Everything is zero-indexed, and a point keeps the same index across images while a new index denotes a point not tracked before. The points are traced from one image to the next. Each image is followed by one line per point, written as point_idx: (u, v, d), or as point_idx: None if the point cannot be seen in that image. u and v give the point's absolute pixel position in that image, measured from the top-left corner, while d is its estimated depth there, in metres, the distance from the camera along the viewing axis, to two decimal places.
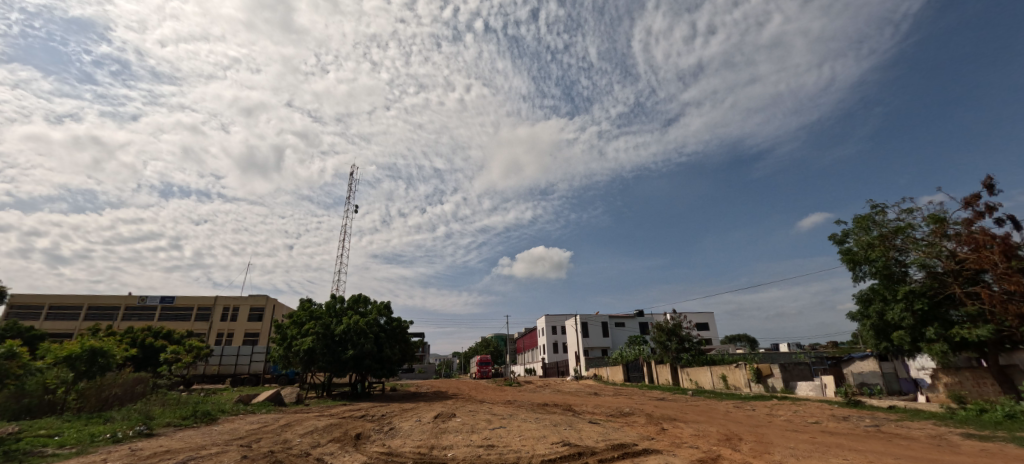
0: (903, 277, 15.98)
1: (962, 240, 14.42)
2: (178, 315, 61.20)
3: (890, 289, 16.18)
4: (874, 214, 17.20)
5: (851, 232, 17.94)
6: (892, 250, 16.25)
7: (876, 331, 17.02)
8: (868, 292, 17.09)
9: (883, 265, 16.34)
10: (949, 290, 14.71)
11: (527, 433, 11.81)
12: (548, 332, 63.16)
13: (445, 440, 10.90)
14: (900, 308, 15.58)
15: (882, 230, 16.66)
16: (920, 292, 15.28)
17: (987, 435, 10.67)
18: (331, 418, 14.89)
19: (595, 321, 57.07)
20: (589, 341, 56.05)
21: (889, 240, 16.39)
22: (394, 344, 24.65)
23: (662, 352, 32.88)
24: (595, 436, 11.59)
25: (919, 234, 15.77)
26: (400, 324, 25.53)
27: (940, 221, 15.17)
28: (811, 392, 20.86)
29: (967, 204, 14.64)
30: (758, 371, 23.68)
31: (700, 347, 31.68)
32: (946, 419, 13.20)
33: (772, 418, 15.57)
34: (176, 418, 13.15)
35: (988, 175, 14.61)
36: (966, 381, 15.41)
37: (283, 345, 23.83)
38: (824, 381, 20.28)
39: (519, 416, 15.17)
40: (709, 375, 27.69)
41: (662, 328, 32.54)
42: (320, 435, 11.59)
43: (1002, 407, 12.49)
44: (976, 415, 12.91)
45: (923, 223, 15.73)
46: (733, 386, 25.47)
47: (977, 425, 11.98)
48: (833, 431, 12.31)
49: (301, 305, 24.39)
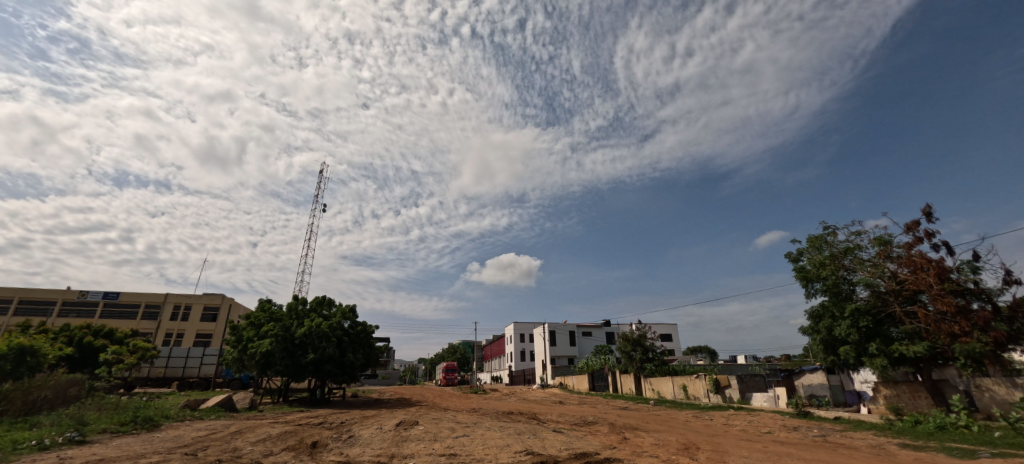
0: (850, 295, 16.93)
1: (903, 262, 15.48)
2: (123, 312, 57.40)
3: (838, 306, 17.07)
4: (826, 234, 18.19)
5: (805, 250, 18.90)
6: (842, 269, 17.22)
7: (825, 345, 17.87)
8: (819, 309, 17.92)
9: (832, 283, 17.27)
10: (890, 309, 15.72)
11: (490, 442, 11.75)
12: (516, 340, 63.07)
13: (407, 448, 10.67)
14: (847, 325, 16.45)
15: (833, 250, 17.64)
16: (865, 310, 16.23)
17: (920, 445, 11.43)
18: (285, 425, 14.27)
19: (564, 330, 57.60)
20: (557, 349, 56.44)
21: (840, 260, 17.37)
22: (358, 349, 24.03)
23: (627, 361, 33.45)
24: (558, 446, 11.61)
25: (866, 255, 16.80)
26: (366, 328, 24.95)
27: (884, 243, 16.22)
28: (765, 403, 21.77)
29: (908, 230, 15.73)
30: (717, 382, 24.46)
31: (663, 358, 32.50)
32: (885, 429, 14.06)
33: (728, 427, 16.16)
34: (114, 423, 12.30)
35: (927, 203, 15.75)
36: (903, 394, 16.34)
37: (237, 348, 22.72)
38: (777, 392, 21.21)
39: (483, 424, 15.15)
40: (671, 385, 28.33)
41: (627, 338, 33.10)
42: (274, 443, 11.08)
43: (935, 419, 13.39)
44: (911, 426, 13.82)
45: (869, 245, 16.76)
46: (693, 396, 26.17)
47: (913, 435, 12.81)
48: (783, 441, 12.88)
49: (260, 306, 23.42)
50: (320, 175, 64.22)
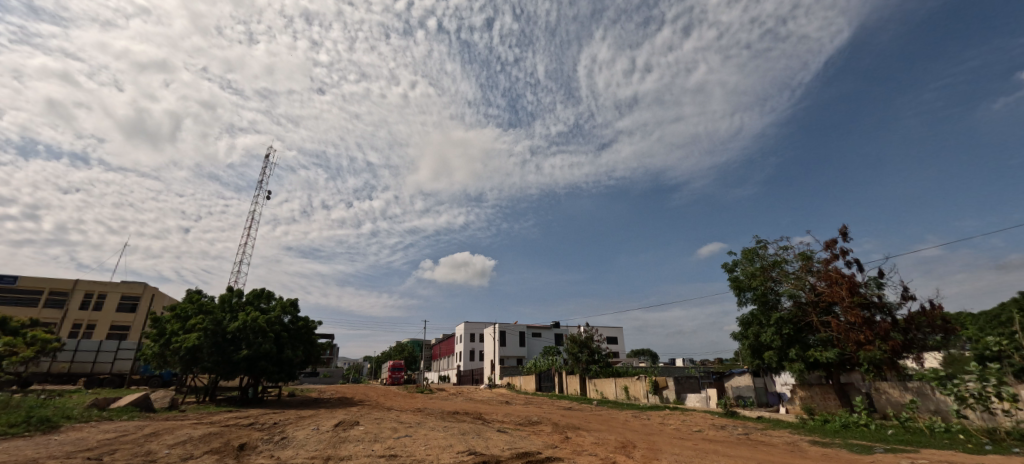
0: (775, 304, 18.35)
1: (821, 276, 17.04)
2: (21, 299, 51.14)
3: (765, 314, 18.44)
4: (758, 248, 19.60)
5: (739, 262, 20.26)
6: (770, 280, 18.62)
7: (752, 350, 19.24)
8: (748, 316, 19.27)
9: (761, 293, 18.63)
10: (809, 318, 17.22)
11: (432, 442, 11.62)
12: (466, 339, 62.72)
13: (344, 450, 10.32)
14: (772, 331, 17.81)
15: (763, 262, 19.04)
16: (788, 318, 17.67)
17: (827, 442, 12.63)
18: (210, 426, 13.33)
19: (514, 331, 58.01)
20: (506, 350, 56.73)
21: (768, 272, 18.78)
22: (298, 345, 22.91)
23: (573, 362, 34.25)
24: (501, 445, 11.69)
25: (790, 268, 18.30)
26: (307, 324, 23.84)
27: (807, 258, 17.75)
28: (698, 403, 23.12)
29: (827, 247, 17.31)
30: (656, 383, 25.64)
31: (607, 359, 33.59)
32: (799, 428, 15.40)
33: (663, 426, 17.01)
34: (2, 425, 10.91)
35: (844, 224, 17.41)
36: (816, 395, 17.95)
37: (159, 342, 20.92)
38: (709, 393, 22.60)
39: (427, 424, 14.95)
40: (614, 386, 29.35)
41: (575, 340, 33.92)
42: (195, 446, 10.31)
43: (840, 418, 14.84)
44: (821, 424, 15.23)
45: (794, 259, 18.26)
46: (633, 396, 27.27)
47: (822, 433, 14.13)
48: (712, 439, 13.74)
49: (188, 297, 21.73)
50: (268, 155, 60.53)
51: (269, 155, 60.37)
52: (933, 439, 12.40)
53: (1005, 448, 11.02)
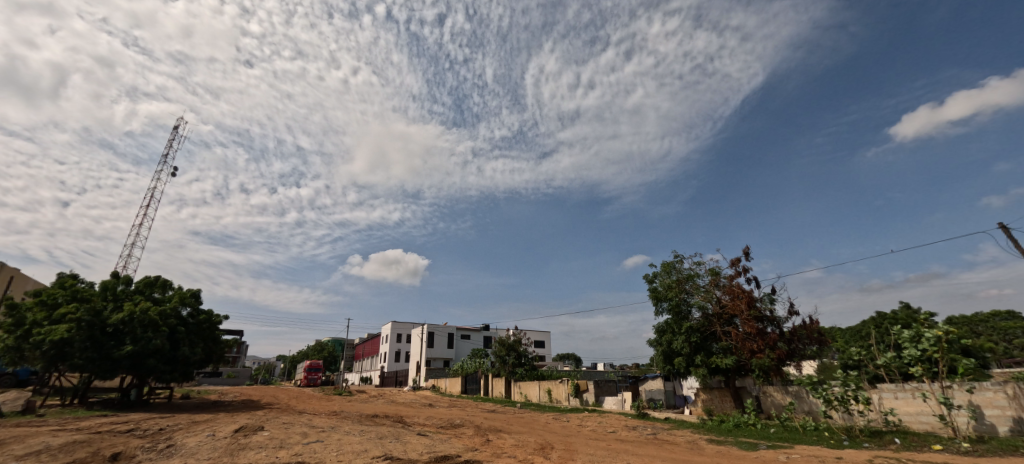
0: (687, 314, 19.90)
1: (726, 290, 18.82)
2: None
3: (677, 323, 19.91)
4: (675, 261, 21.14)
5: (658, 274, 21.70)
6: (683, 292, 20.17)
7: (664, 356, 20.67)
8: (663, 324, 20.70)
9: (675, 303, 20.11)
10: (714, 328, 18.90)
11: (345, 447, 11.05)
12: (392, 340, 60.67)
13: (243, 458, 9.49)
14: (682, 339, 19.29)
15: (679, 275, 20.57)
16: (696, 328, 19.24)
17: (721, 440, 13.95)
18: (79, 434, 11.59)
19: (443, 332, 57.16)
20: (433, 351, 55.72)
21: (683, 284, 20.32)
22: (197, 342, 20.69)
23: (500, 365, 34.50)
24: (419, 449, 11.42)
25: (701, 282, 19.97)
26: (209, 318, 21.63)
27: (715, 274, 19.48)
28: (614, 406, 24.40)
29: (732, 264, 19.16)
30: (577, 386, 26.62)
31: (533, 363, 34.27)
32: (699, 427, 16.84)
33: (580, 428, 17.71)
34: None
35: (748, 245, 19.37)
36: (715, 398, 19.71)
37: (15, 334, 17.76)
38: (624, 396, 23.94)
39: (341, 429, 14.20)
40: (537, 389, 30.01)
41: (503, 343, 34.23)
42: (55, 457, 8.88)
43: (734, 418, 16.45)
44: (717, 424, 16.79)
45: (705, 274, 19.96)
46: (556, 399, 28.08)
47: (717, 432, 15.58)
48: (624, 439, 14.56)
49: (59, 283, 18.76)
50: (173, 127, 52.25)
51: (173, 127, 52.23)
52: (804, 436, 14.21)
53: (858, 443, 12.91)
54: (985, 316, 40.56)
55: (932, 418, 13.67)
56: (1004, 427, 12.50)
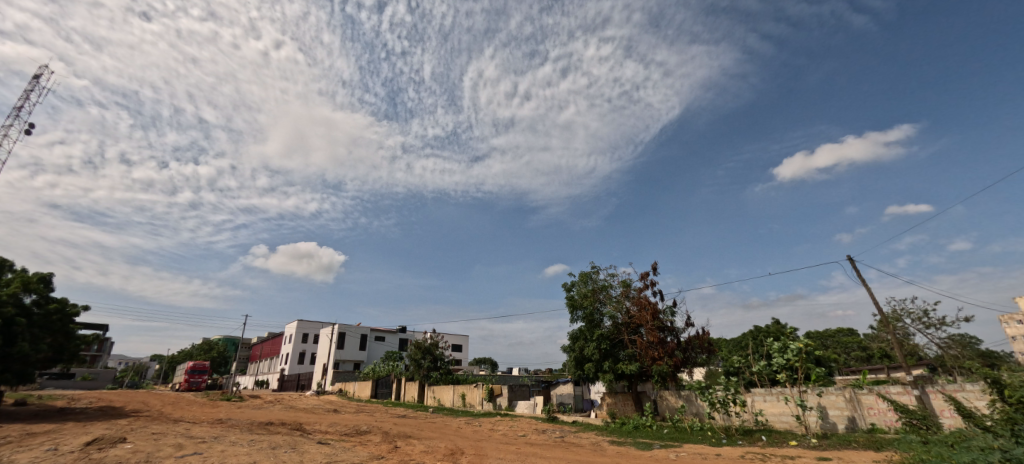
0: (599, 323, 20.95)
1: (635, 301, 20.17)
2: None
3: (589, 331, 20.87)
4: (592, 272, 22.20)
5: (576, 283, 22.63)
6: (597, 301, 21.23)
7: (575, 362, 21.52)
8: (577, 332, 21.57)
9: (589, 312, 21.07)
10: (621, 336, 20.12)
11: (230, 460, 9.93)
12: (297, 340, 56.16)
13: None
14: (593, 346, 20.25)
15: (594, 286, 21.63)
16: (606, 335, 20.32)
17: (621, 441, 14.85)
18: None
19: (355, 333, 54.20)
20: (343, 353, 52.55)
21: (597, 294, 21.40)
22: (42, 337, 17.28)
23: (414, 369, 33.52)
24: (318, 459, 10.63)
25: (614, 293, 21.19)
26: (62, 309, 18.24)
27: (626, 285, 20.78)
28: (525, 410, 24.87)
29: (641, 277, 20.59)
30: (491, 390, 26.71)
31: (449, 366, 33.80)
32: (602, 429, 17.76)
33: (491, 432, 17.76)
34: None
35: (655, 260, 20.97)
36: (618, 402, 20.91)
37: None
38: (536, 400, 24.53)
39: (227, 439, 12.71)
40: (451, 393, 29.62)
41: (419, 346, 33.31)
42: None
43: (633, 420, 17.59)
44: (619, 426, 17.84)
45: (617, 285, 21.20)
46: (469, 403, 27.93)
47: (618, 433, 16.55)
48: (532, 442, 14.85)
49: None
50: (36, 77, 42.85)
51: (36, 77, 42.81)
52: (691, 436, 15.64)
53: (734, 441, 14.50)
54: (834, 333, 48.11)
55: (790, 417, 15.75)
56: (842, 424, 14.85)
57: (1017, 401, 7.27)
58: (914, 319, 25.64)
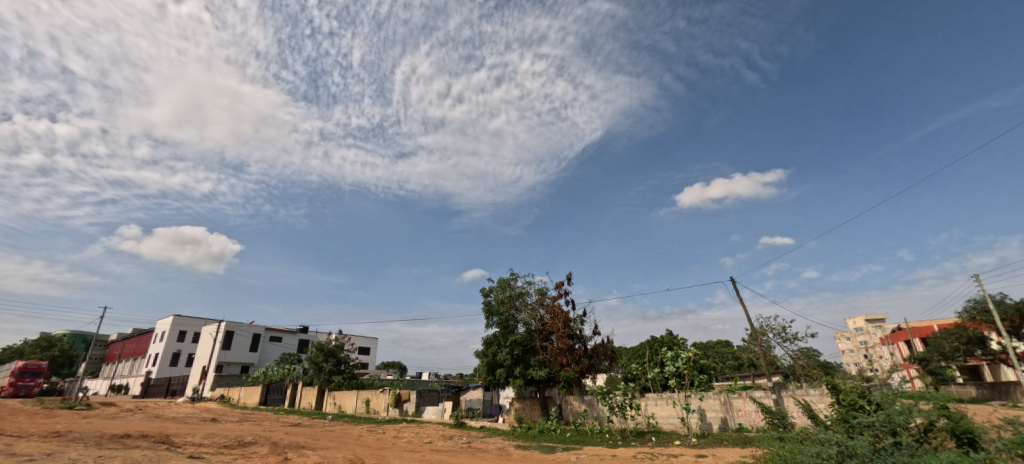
0: (513, 329, 21.11)
1: (549, 309, 20.68)
2: None
3: (503, 337, 20.92)
4: (510, 279, 22.36)
5: (494, 289, 22.63)
6: (513, 308, 21.41)
7: (487, 367, 21.42)
8: (491, 337, 21.50)
9: (504, 318, 21.14)
10: (534, 342, 20.46)
11: None
12: (171, 338, 49.04)
13: None
14: (506, 352, 20.33)
15: (511, 292, 21.79)
16: (519, 342, 20.52)
17: (527, 445, 14.99)
18: None
19: (245, 332, 48.76)
20: (229, 354, 46.93)
21: (513, 301, 21.58)
22: None
23: (313, 373, 30.96)
24: None
25: (529, 300, 21.53)
26: None
27: (542, 293, 21.24)
28: (433, 416, 24.17)
29: (556, 286, 21.18)
30: (398, 396, 25.55)
31: (353, 371, 31.78)
32: (508, 434, 17.80)
33: (395, 440, 16.89)
34: None
35: (571, 271, 21.73)
36: (526, 407, 21.16)
37: None
38: (445, 406, 23.96)
39: (64, 456, 10.46)
40: (354, 399, 27.81)
41: (321, 348, 30.87)
42: None
43: (539, 425, 17.89)
44: (525, 430, 18.04)
45: (533, 293, 21.57)
46: (373, 410, 26.44)
47: (524, 438, 16.72)
48: (438, 449, 14.37)
49: None
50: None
51: None
52: (591, 439, 16.32)
53: (628, 442, 15.42)
54: (715, 344, 53.94)
55: (676, 419, 17.07)
56: (716, 424, 16.43)
57: (850, 404, 8.45)
58: (776, 334, 29.52)
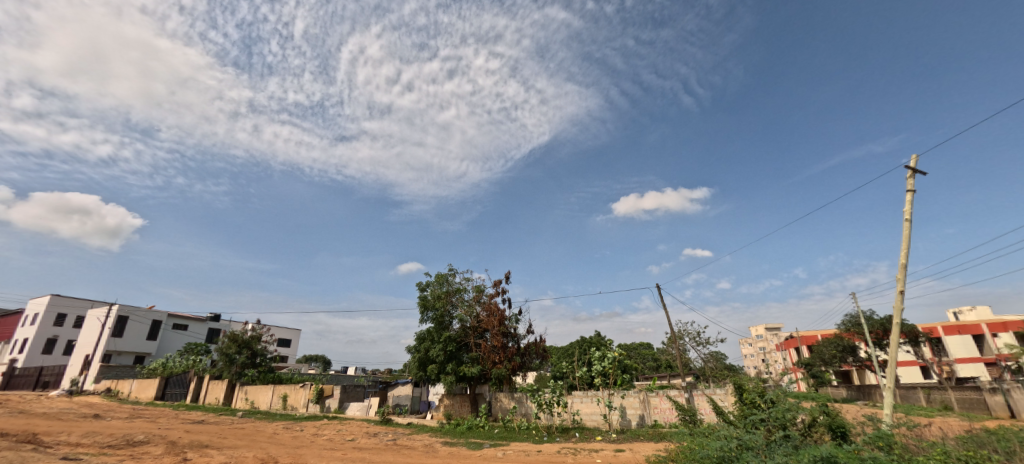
0: (447, 325, 20.84)
1: (485, 306, 20.71)
2: None
3: (437, 332, 20.58)
4: (449, 274, 22.05)
5: (430, 283, 22.18)
6: (449, 304, 21.13)
7: (418, 363, 20.94)
8: (424, 333, 21.06)
9: (440, 313, 20.81)
10: (468, 339, 20.36)
11: None
12: (46, 322, 42.59)
13: None
14: (439, 348, 20.01)
15: (448, 288, 21.50)
16: (453, 338, 20.31)
17: (454, 441, 14.89)
18: None
19: (142, 319, 43.59)
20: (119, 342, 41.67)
21: (450, 297, 21.30)
22: None
23: (223, 365, 28.41)
24: None
25: (466, 296, 21.40)
26: None
27: (479, 291, 21.19)
28: (357, 412, 23.24)
29: (494, 285, 21.25)
30: (320, 391, 24.27)
31: (271, 364, 29.64)
32: (436, 431, 17.56)
33: (314, 437, 16.00)
34: None
35: (509, 270, 21.91)
36: (456, 403, 20.98)
37: None
38: (371, 402, 23.13)
39: None
40: (269, 394, 25.95)
41: (234, 339, 28.41)
42: None
43: (467, 421, 17.86)
44: (453, 427, 17.89)
45: (471, 290, 21.45)
46: (291, 406, 24.86)
47: (451, 434, 16.59)
48: (361, 447, 13.81)
49: None
50: None
51: None
52: (518, 435, 16.58)
53: (553, 438, 15.89)
54: (637, 346, 57.14)
55: (599, 416, 17.87)
56: (634, 420, 17.44)
57: (750, 401, 9.27)
58: (691, 338, 31.88)
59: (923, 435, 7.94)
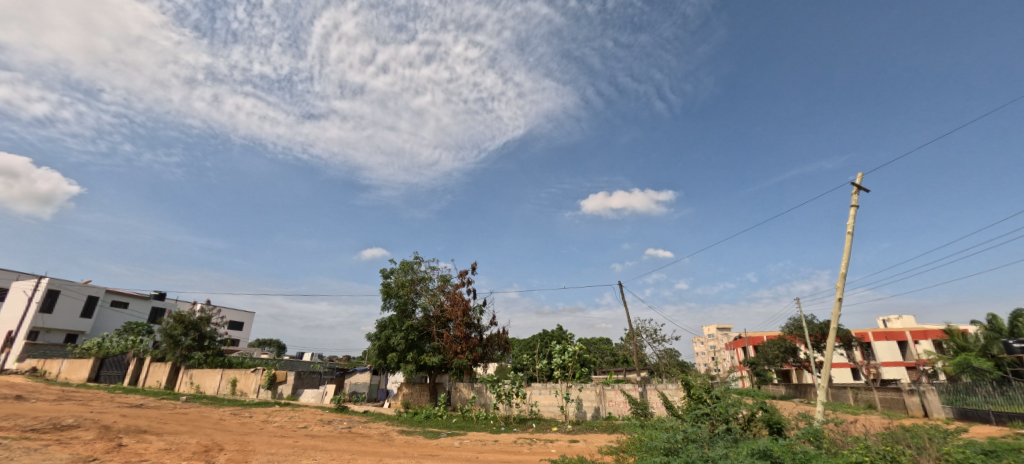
0: (410, 313, 20.62)
1: (449, 296, 20.65)
2: None
3: (399, 320, 20.33)
4: (414, 262, 21.78)
5: (395, 271, 21.85)
6: (413, 292, 20.90)
7: (378, 351, 20.64)
8: (386, 320, 20.75)
9: (403, 301, 20.55)
10: (430, 328, 20.25)
11: None
12: None
13: None
14: (400, 336, 19.78)
15: (413, 276, 21.24)
16: (415, 327, 20.12)
17: (411, 430, 14.85)
18: None
19: (76, 294, 40.64)
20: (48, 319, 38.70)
21: (414, 285, 21.08)
22: None
23: (167, 347, 26.95)
24: None
25: (431, 286, 21.26)
26: None
27: (444, 280, 21.09)
28: (312, 399, 22.71)
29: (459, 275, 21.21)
30: (272, 377, 23.54)
31: (219, 347, 28.39)
32: (393, 419, 17.44)
33: (264, 424, 15.52)
34: None
35: (475, 262, 21.93)
36: (415, 392, 20.89)
37: None
38: (326, 389, 22.65)
39: None
40: (217, 379, 24.89)
41: (180, 320, 26.98)
42: None
43: (425, 410, 17.85)
44: (411, 416, 17.81)
45: (435, 279, 21.32)
46: (240, 391, 23.96)
47: (408, 423, 16.56)
48: (313, 434, 13.52)
49: None
50: None
51: None
52: (475, 424, 16.75)
53: (510, 428, 16.17)
54: (597, 341, 58.68)
55: (556, 407, 18.28)
56: (589, 412, 17.98)
57: (697, 397, 9.75)
58: (648, 335, 33.01)
59: (848, 431, 8.61)
